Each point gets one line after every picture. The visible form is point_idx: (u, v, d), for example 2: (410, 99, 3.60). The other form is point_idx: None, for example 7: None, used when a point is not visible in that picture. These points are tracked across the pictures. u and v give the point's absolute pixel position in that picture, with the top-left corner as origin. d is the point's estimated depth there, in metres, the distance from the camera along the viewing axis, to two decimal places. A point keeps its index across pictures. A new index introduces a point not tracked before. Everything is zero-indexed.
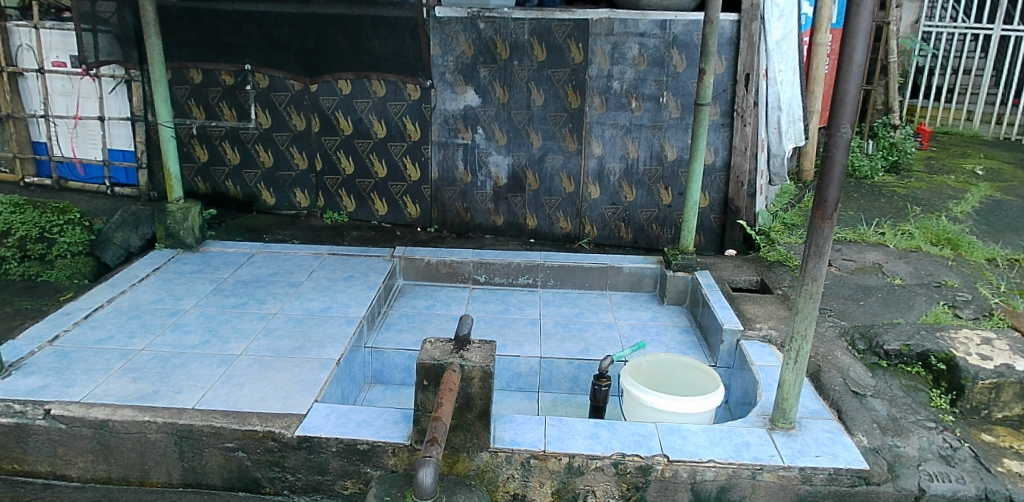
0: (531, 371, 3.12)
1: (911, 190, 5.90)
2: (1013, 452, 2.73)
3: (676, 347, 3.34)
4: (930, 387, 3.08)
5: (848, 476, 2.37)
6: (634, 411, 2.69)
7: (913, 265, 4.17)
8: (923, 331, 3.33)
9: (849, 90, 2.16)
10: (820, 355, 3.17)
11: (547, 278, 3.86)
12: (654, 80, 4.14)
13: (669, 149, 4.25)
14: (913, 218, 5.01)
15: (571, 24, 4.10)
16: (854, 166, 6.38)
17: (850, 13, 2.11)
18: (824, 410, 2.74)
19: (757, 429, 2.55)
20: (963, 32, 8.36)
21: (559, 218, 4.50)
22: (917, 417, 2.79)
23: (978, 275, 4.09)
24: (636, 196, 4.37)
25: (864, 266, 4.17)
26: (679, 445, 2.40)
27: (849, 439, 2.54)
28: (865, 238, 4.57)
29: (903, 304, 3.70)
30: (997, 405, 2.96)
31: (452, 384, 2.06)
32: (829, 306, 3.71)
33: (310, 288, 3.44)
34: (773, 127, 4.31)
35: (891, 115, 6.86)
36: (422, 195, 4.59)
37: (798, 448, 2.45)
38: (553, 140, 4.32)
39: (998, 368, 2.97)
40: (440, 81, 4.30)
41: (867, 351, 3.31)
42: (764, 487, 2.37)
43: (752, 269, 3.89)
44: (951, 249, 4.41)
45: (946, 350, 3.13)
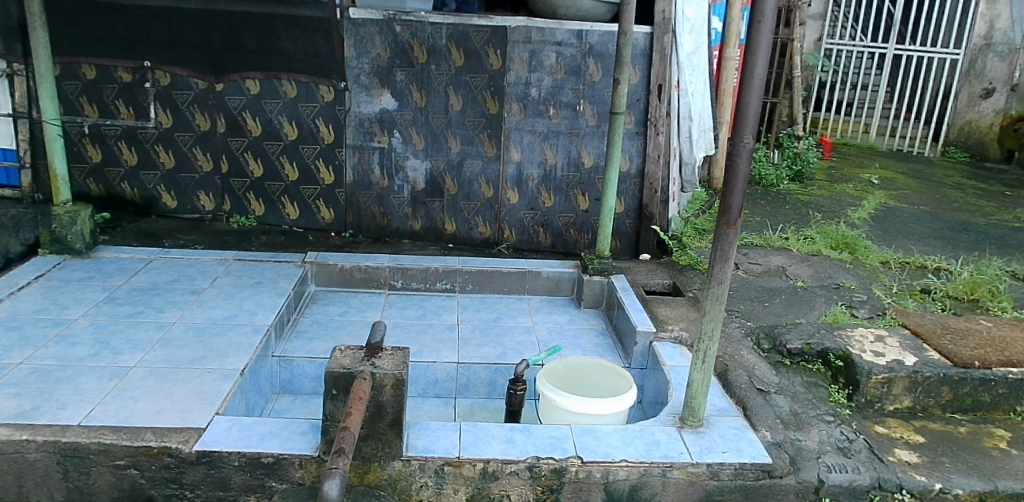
0: (448, 377, 3.08)
1: (813, 198, 6.22)
2: (903, 442, 2.91)
3: (592, 350, 3.38)
4: (829, 383, 3.26)
5: (752, 470, 2.47)
6: (549, 414, 2.71)
7: (815, 268, 4.40)
8: (822, 330, 3.52)
9: (751, 102, 2.25)
10: (727, 355, 3.31)
11: (465, 283, 3.85)
12: (571, 88, 4.21)
13: (586, 156, 4.32)
14: (815, 223, 5.28)
15: (489, 30, 4.11)
16: (761, 174, 6.66)
17: (752, 29, 2.20)
18: (731, 408, 2.84)
19: (667, 428, 2.62)
20: (861, 50, 8.90)
21: (477, 223, 4.48)
22: (817, 412, 2.96)
23: (873, 277, 4.35)
24: (554, 201, 4.42)
25: (769, 269, 4.36)
26: (592, 446, 2.43)
27: (753, 435, 2.64)
28: (770, 243, 4.79)
29: (804, 305, 3.89)
30: (889, 399, 3.15)
31: (362, 393, 2.00)
32: (737, 307, 3.86)
33: (213, 296, 3.29)
34: (685, 136, 4.45)
35: (795, 126, 7.22)
36: (336, 199, 4.49)
37: (706, 445, 2.53)
38: (471, 145, 4.32)
39: (890, 363, 3.17)
40: (354, 83, 4.23)
41: (771, 350, 3.47)
42: (674, 485, 2.42)
43: (665, 273, 4.00)
44: (849, 253, 4.68)
45: (843, 348, 3.30)
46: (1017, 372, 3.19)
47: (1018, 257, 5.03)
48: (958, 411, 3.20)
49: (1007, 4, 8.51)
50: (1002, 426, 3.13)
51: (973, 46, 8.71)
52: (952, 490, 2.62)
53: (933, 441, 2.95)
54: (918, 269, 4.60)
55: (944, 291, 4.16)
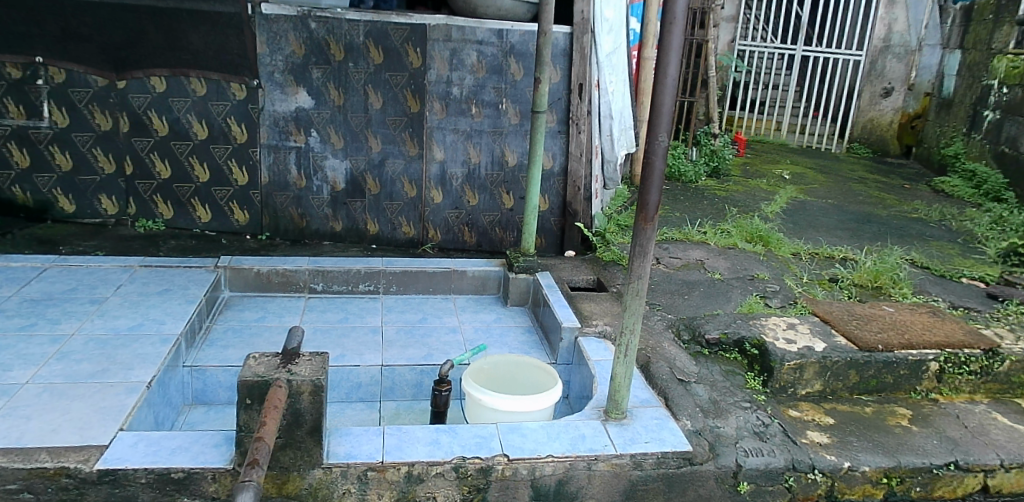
0: (371, 380, 3.02)
1: (729, 193, 6.46)
2: (814, 424, 3.06)
3: (518, 347, 3.40)
4: (746, 370, 3.39)
5: (674, 458, 2.54)
6: (475, 414, 2.69)
7: (731, 260, 4.56)
8: (738, 320, 3.65)
9: (665, 102, 2.31)
10: (649, 347, 3.39)
11: (389, 284, 3.79)
12: (492, 87, 4.21)
13: (509, 154, 4.33)
14: (730, 218, 5.48)
15: (408, 28, 4.06)
16: (680, 171, 6.85)
17: (663, 32, 2.26)
18: (653, 399, 2.91)
19: (592, 421, 2.65)
20: (772, 51, 9.29)
21: (401, 223, 4.42)
22: (734, 399, 3.08)
23: (785, 268, 4.55)
24: (478, 200, 4.41)
25: (688, 262, 4.49)
26: (519, 443, 2.43)
27: (674, 424, 2.72)
28: (689, 237, 4.94)
29: (721, 296, 4.03)
30: (801, 383, 3.30)
31: (277, 401, 1.94)
32: (658, 300, 3.96)
33: (117, 305, 3.11)
34: (606, 135, 4.43)
35: (711, 124, 7.45)
36: (250, 200, 4.33)
37: (630, 436, 2.58)
38: (392, 144, 4.26)
39: (801, 350, 3.32)
40: (268, 81, 4.09)
41: (691, 341, 3.58)
42: (599, 477, 2.46)
43: (589, 269, 4.06)
44: (762, 245, 4.88)
45: (757, 336, 3.43)
46: (916, 353, 3.41)
47: (915, 246, 5.38)
48: (864, 392, 3.39)
49: (904, 9, 9.07)
50: (903, 404, 3.34)
51: (874, 48, 9.24)
52: (859, 467, 2.80)
53: (841, 421, 3.12)
54: (826, 259, 4.84)
55: (850, 280, 4.39)
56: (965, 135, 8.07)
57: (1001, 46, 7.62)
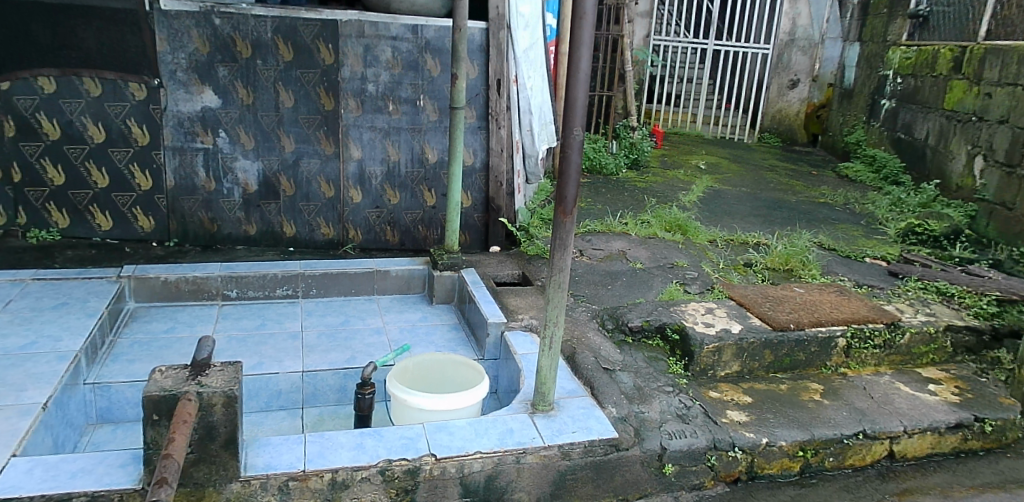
0: (292, 387, 2.93)
1: (648, 184, 6.62)
2: (733, 403, 3.18)
3: (445, 345, 3.37)
4: (668, 356, 3.49)
5: (601, 446, 2.59)
6: (401, 415, 2.65)
7: (652, 250, 4.67)
8: (659, 307, 3.75)
9: (578, 96, 2.34)
10: (575, 338, 3.43)
11: (309, 287, 3.69)
12: (409, 83, 4.15)
13: (429, 151, 4.29)
14: (650, 208, 5.62)
15: (319, 24, 3.96)
16: (601, 164, 6.97)
17: (574, 27, 2.28)
18: (579, 389, 2.94)
19: (520, 415, 2.66)
20: (686, 46, 9.58)
21: (319, 224, 4.30)
22: (657, 384, 3.17)
23: (702, 255, 4.69)
24: (399, 198, 4.34)
25: (610, 253, 4.58)
26: (446, 441, 2.41)
27: (600, 413, 2.76)
28: (611, 229, 5.03)
29: (643, 285, 4.12)
30: (720, 365, 3.42)
31: (187, 415, 1.86)
32: (582, 292, 4.01)
33: (7, 322, 2.90)
34: (526, 130, 4.51)
35: (630, 118, 7.64)
36: (155, 205, 4.12)
37: (557, 427, 2.61)
38: (307, 143, 4.14)
39: (719, 333, 3.45)
40: (170, 80, 3.90)
41: (615, 329, 3.65)
42: (528, 470, 2.47)
43: (514, 263, 4.07)
44: (681, 234, 5.02)
45: (677, 322, 3.54)
46: (825, 331, 3.59)
47: (822, 229, 5.67)
48: (779, 371, 3.54)
49: (806, 4, 9.52)
50: (815, 380, 3.51)
51: (779, 42, 9.67)
52: (776, 442, 2.94)
53: (758, 399, 3.25)
54: (741, 245, 5.03)
55: (763, 264, 4.59)
56: (866, 123, 8.56)
57: (895, 39, 8.11)
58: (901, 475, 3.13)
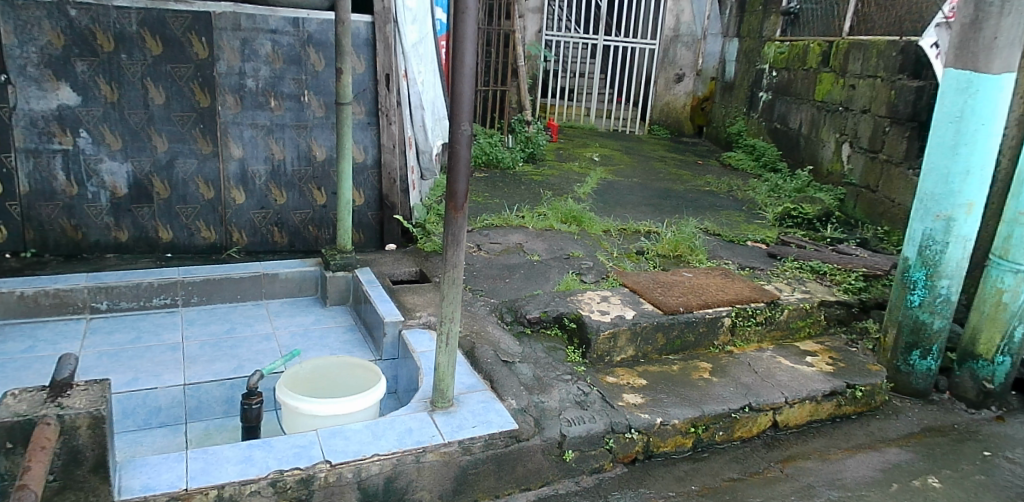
0: (174, 402, 2.77)
1: (545, 177, 6.72)
2: (629, 387, 3.28)
3: (340, 347, 3.28)
4: (566, 345, 3.56)
5: (502, 438, 2.60)
6: (293, 423, 2.55)
7: (548, 242, 4.74)
8: (556, 298, 3.81)
9: (465, 90, 2.32)
10: (475, 333, 3.43)
11: (189, 295, 3.50)
12: (292, 79, 4.00)
13: (316, 149, 4.15)
14: (546, 201, 5.70)
15: (189, 16, 3.74)
16: (498, 158, 7.01)
17: (457, 20, 2.27)
18: (479, 383, 2.94)
19: (419, 414, 2.62)
20: (577, 41, 9.78)
21: (200, 228, 4.07)
22: (556, 373, 3.23)
23: (597, 245, 4.81)
24: (286, 198, 4.18)
25: (508, 247, 4.60)
26: (341, 447, 2.35)
27: (500, 405, 2.77)
28: (508, 222, 5.06)
29: (540, 277, 4.17)
30: (616, 351, 3.53)
31: (45, 441, 1.70)
32: (480, 286, 4.01)
33: None
34: (419, 126, 4.40)
35: (524, 112, 7.71)
36: (7, 213, 3.75)
37: (456, 423, 2.59)
38: (182, 142, 3.90)
39: (614, 319, 3.55)
40: (19, 76, 3.57)
41: (514, 322, 3.68)
42: (428, 468, 2.45)
43: (411, 261, 4.01)
44: (577, 225, 5.13)
45: (574, 311, 3.62)
46: (711, 312, 3.78)
47: (708, 216, 5.96)
48: (670, 352, 3.69)
49: (689, 2, 9.95)
50: (704, 359, 3.69)
51: (665, 37, 10.06)
52: (669, 421, 3.06)
53: (652, 381, 3.37)
54: (634, 234, 5.19)
55: (654, 251, 4.76)
56: (745, 115, 9.07)
57: (770, 34, 8.62)
58: (784, 443, 3.34)
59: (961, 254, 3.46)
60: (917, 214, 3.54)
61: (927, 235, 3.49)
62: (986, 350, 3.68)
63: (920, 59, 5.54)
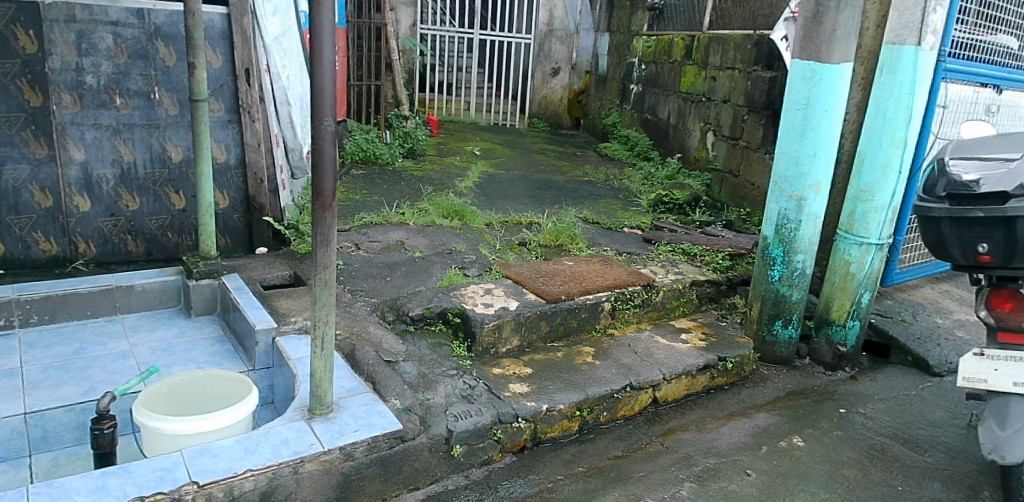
0: (13, 434, 2.53)
1: (425, 172, 6.65)
2: (515, 376, 3.30)
3: (208, 360, 3.09)
4: (451, 340, 3.54)
5: (386, 440, 2.54)
6: (155, 445, 2.37)
7: (430, 237, 4.70)
8: (439, 293, 3.78)
9: (325, 84, 2.25)
10: (355, 334, 3.33)
11: (28, 315, 3.18)
12: (139, 74, 3.72)
13: (171, 149, 3.89)
14: (426, 196, 5.64)
15: (13, 6, 3.38)
16: (376, 154, 6.87)
17: (314, 11, 2.18)
18: (360, 386, 2.85)
19: (295, 423, 2.51)
20: (453, 35, 9.76)
21: (37, 239, 3.67)
22: (441, 369, 3.21)
23: (479, 239, 4.81)
24: (139, 203, 3.88)
25: (388, 244, 4.51)
26: (210, 466, 2.21)
27: (383, 406, 2.71)
28: (387, 220, 4.95)
29: (422, 274, 4.12)
30: (501, 342, 3.54)
31: None
32: (360, 286, 3.91)
33: None
34: (286, 122, 4.19)
35: (401, 107, 7.60)
36: None
37: (337, 429, 2.51)
38: (11, 146, 3.51)
39: (498, 311, 3.57)
40: None
41: (397, 320, 3.61)
42: (307, 479, 2.35)
43: (284, 264, 3.83)
44: (458, 219, 5.12)
45: (458, 305, 3.61)
46: (591, 298, 3.88)
47: (586, 205, 6.13)
48: (555, 340, 3.76)
49: None
50: (587, 343, 3.78)
51: (540, 32, 10.23)
52: (555, 406, 3.12)
53: (537, 369, 3.42)
54: (515, 226, 5.24)
55: (536, 242, 4.83)
56: (618, 106, 9.40)
57: (638, 29, 8.98)
58: (664, 418, 3.50)
59: (811, 231, 3.75)
60: (773, 195, 3.80)
61: (782, 214, 3.77)
62: (838, 316, 4.01)
63: (772, 51, 5.97)
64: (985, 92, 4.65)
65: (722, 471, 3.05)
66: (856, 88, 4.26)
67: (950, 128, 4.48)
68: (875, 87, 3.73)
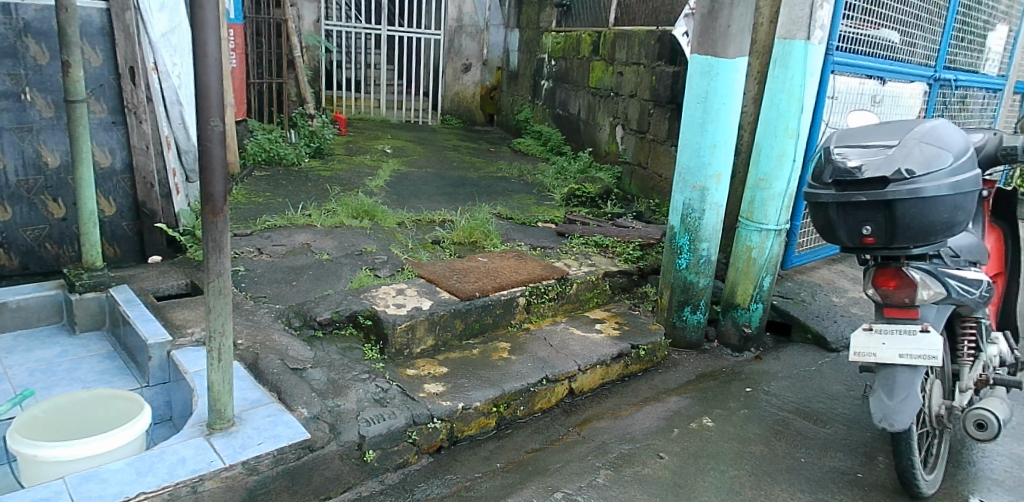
0: None
1: (333, 172, 6.49)
2: (430, 376, 3.27)
3: (95, 379, 2.91)
4: (363, 343, 3.47)
5: (293, 451, 2.46)
6: (35, 474, 2.20)
7: (338, 239, 4.59)
8: (349, 296, 3.69)
9: (210, 83, 2.14)
10: (259, 343, 3.20)
11: None
12: (7, 74, 3.44)
13: (48, 154, 3.62)
14: (335, 197, 5.51)
15: None
16: (281, 154, 6.65)
17: (195, 6, 2.07)
18: (264, 397, 2.75)
19: (193, 440, 2.39)
20: (358, 30, 9.59)
21: None
22: (352, 374, 3.13)
23: (390, 239, 4.73)
24: (13, 213, 3.59)
25: (293, 248, 4.37)
26: (97, 492, 2.07)
27: (289, 416, 2.62)
28: (293, 222, 4.80)
29: (331, 277, 4.01)
30: (415, 343, 3.49)
31: None
32: (263, 293, 3.76)
33: None
34: (178, 123, 4.03)
35: (306, 106, 7.40)
36: None
37: (239, 444, 2.41)
38: None
39: (410, 311, 3.51)
40: None
41: (304, 326, 3.51)
42: (209, 497, 2.25)
43: (180, 273, 3.64)
44: (369, 220, 5.02)
45: (368, 308, 3.53)
46: (506, 293, 3.89)
47: (500, 200, 6.14)
48: (470, 337, 3.74)
49: None
50: (502, 339, 3.79)
51: (449, 28, 10.18)
52: (470, 404, 3.10)
53: (453, 368, 3.39)
54: (428, 224, 5.19)
55: (450, 240, 4.79)
56: (530, 102, 9.47)
57: (547, 25, 9.07)
58: (580, 408, 3.55)
59: (714, 220, 3.89)
60: (678, 185, 3.92)
61: (687, 204, 3.89)
62: (742, 300, 4.18)
63: (674, 47, 6.16)
64: (871, 83, 4.96)
65: (636, 456, 3.13)
66: (753, 81, 4.45)
67: (839, 117, 4.76)
68: (769, 80, 3.90)
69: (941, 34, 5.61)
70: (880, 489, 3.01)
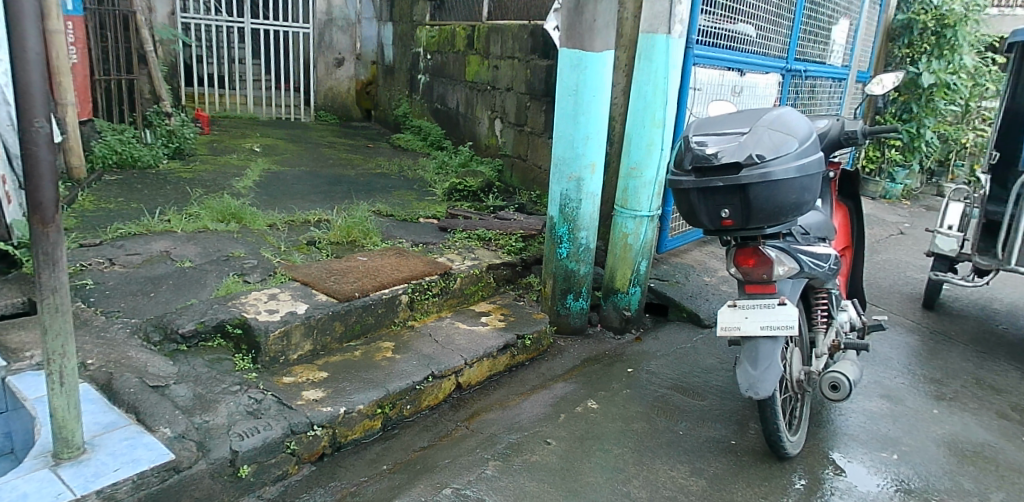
0: None
1: (196, 174, 6.11)
2: (308, 383, 3.14)
3: None
4: (233, 354, 3.29)
5: (155, 474, 2.31)
6: None
7: (201, 245, 4.32)
8: (215, 305, 3.47)
9: (31, 80, 1.92)
10: (113, 361, 2.96)
11: None
12: None
13: None
14: (197, 200, 5.19)
15: None
16: (134, 156, 6.18)
17: None
18: (120, 418, 2.55)
19: (37, 473, 2.19)
20: (219, 23, 9.15)
21: None
22: (221, 387, 2.96)
23: (260, 241, 4.51)
24: None
25: (150, 256, 4.06)
26: None
27: (151, 437, 2.45)
28: (150, 229, 4.46)
29: (194, 285, 3.77)
30: (290, 349, 3.34)
31: None
32: (116, 307, 3.47)
33: None
34: (4, 125, 3.69)
35: (161, 104, 6.92)
36: None
37: (92, 472, 2.23)
38: None
39: (284, 317, 3.36)
40: None
41: (165, 341, 3.27)
42: None
43: (16, 290, 3.30)
44: (236, 223, 4.76)
45: (237, 315, 3.34)
46: (387, 292, 3.81)
47: (379, 197, 6.01)
48: (351, 339, 3.63)
49: None
50: (385, 338, 3.71)
51: (318, 21, 9.87)
52: (353, 408, 3.02)
53: (333, 372, 3.29)
54: (302, 225, 4.99)
55: (326, 240, 4.62)
56: (408, 97, 9.34)
57: (420, 18, 8.97)
58: (468, 402, 3.55)
59: (591, 209, 4.00)
60: (556, 176, 3.99)
61: (564, 194, 3.97)
62: (621, 284, 4.33)
63: (547, 40, 6.28)
64: (730, 75, 5.28)
65: (524, 445, 3.17)
66: (621, 73, 4.60)
67: (702, 107, 5.03)
68: (636, 72, 4.05)
69: (790, 28, 6.05)
70: (750, 453, 3.22)
